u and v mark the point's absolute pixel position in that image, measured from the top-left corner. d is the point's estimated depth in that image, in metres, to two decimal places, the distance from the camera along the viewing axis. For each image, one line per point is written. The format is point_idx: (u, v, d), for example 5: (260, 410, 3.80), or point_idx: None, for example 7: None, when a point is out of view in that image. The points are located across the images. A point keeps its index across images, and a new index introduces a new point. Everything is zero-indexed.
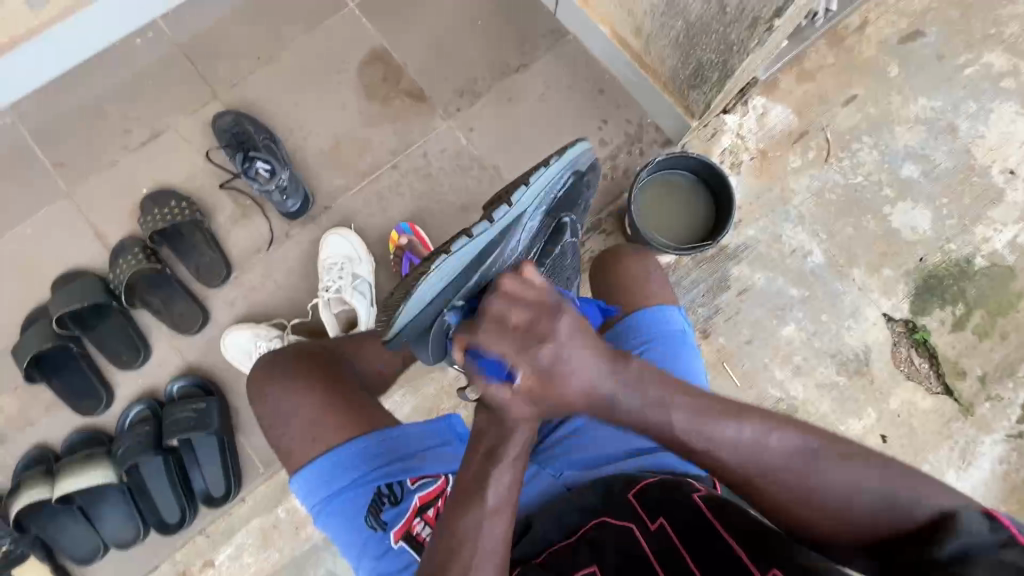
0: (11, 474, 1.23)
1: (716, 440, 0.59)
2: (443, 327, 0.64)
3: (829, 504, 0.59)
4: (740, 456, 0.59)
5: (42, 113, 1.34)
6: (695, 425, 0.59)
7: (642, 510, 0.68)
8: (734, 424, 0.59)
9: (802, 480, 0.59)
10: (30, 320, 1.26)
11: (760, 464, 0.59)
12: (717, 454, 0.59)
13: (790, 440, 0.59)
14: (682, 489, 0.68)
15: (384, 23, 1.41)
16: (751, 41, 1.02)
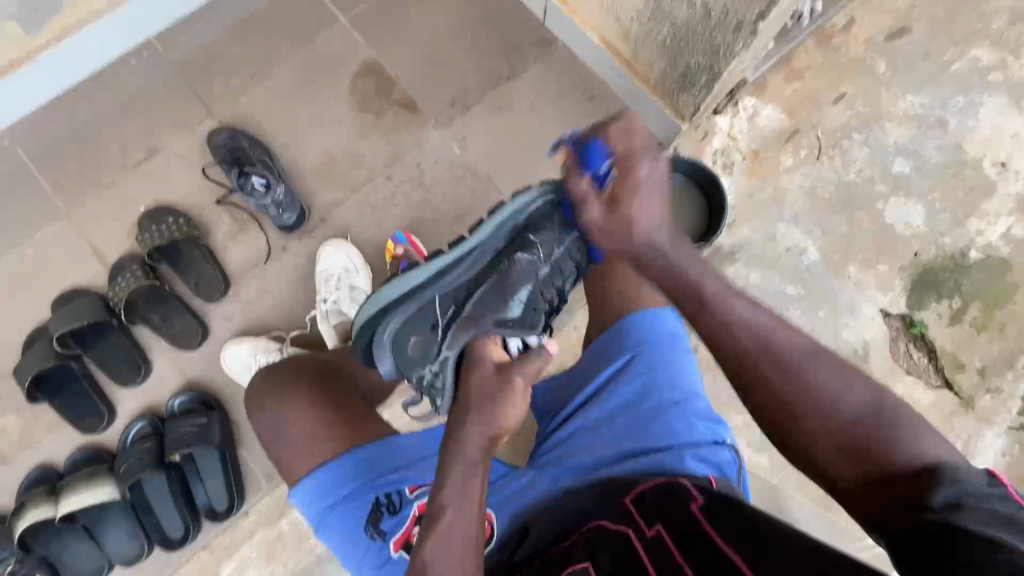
0: (15, 494, 1.23)
1: (731, 309, 0.64)
2: (382, 344, 0.75)
3: (822, 400, 0.62)
4: (747, 340, 0.64)
5: (40, 135, 1.36)
6: (719, 294, 0.65)
7: (638, 517, 0.68)
8: (747, 304, 0.65)
9: (799, 372, 0.62)
10: (31, 341, 1.26)
11: (765, 346, 0.63)
12: (730, 320, 0.64)
13: (792, 332, 0.64)
14: (680, 497, 0.68)
15: (375, 36, 1.43)
16: (737, 43, 1.03)
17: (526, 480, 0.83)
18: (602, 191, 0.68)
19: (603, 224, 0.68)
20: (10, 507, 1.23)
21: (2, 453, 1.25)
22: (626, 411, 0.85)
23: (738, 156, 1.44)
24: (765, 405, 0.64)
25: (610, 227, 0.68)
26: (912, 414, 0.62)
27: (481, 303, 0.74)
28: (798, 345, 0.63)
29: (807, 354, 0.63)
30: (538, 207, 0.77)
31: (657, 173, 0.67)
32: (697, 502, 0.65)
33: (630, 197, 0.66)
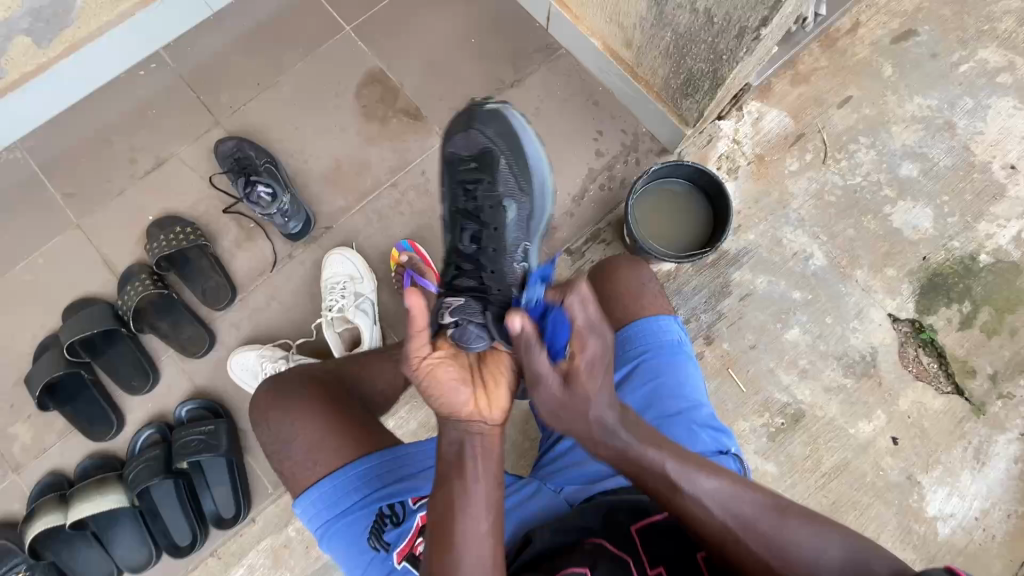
0: (26, 501, 1.24)
1: (693, 488, 0.65)
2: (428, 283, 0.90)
3: (794, 565, 0.62)
4: (717, 515, 0.64)
5: (52, 146, 1.38)
6: (683, 471, 0.66)
7: (643, 549, 0.68)
8: (710, 477, 0.66)
9: (775, 537, 0.63)
10: (42, 349, 1.28)
11: (737, 517, 0.64)
12: (692, 503, 0.65)
13: (757, 497, 0.65)
14: (686, 544, 0.69)
15: (380, 45, 1.44)
16: (740, 50, 1.03)
17: (528, 491, 0.82)
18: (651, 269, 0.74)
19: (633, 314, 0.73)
20: (20, 514, 1.25)
21: (14, 460, 1.26)
22: None
23: (743, 160, 1.43)
24: (744, 564, 0.63)
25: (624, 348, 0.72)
26: (868, 546, 0.62)
27: (463, 234, 0.86)
28: (761, 505, 0.65)
29: (773, 511, 0.65)
30: (475, 133, 0.90)
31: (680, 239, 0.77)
32: (703, 555, 0.68)
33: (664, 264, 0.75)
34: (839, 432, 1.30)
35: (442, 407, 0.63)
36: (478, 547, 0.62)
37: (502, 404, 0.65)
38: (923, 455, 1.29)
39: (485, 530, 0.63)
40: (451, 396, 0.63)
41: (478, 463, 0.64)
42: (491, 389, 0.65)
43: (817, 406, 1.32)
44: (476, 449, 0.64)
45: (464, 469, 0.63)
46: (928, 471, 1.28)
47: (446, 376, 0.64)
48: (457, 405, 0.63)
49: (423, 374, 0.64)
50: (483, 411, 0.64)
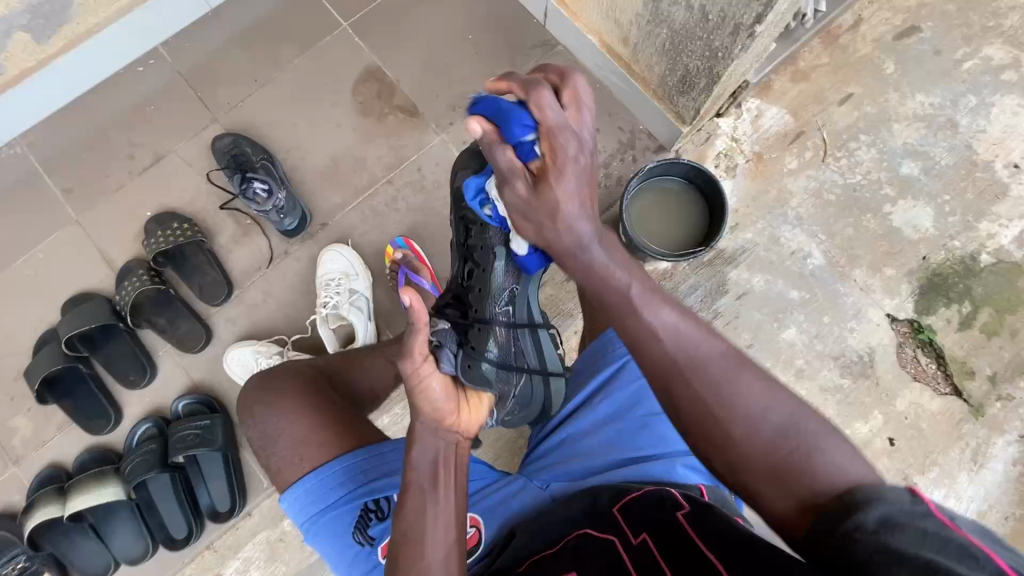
0: (26, 493, 1.26)
1: (652, 330, 0.64)
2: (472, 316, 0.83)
3: (739, 423, 0.61)
4: (666, 345, 0.63)
5: (51, 142, 1.39)
6: (644, 299, 0.64)
7: (625, 524, 0.68)
8: (673, 312, 0.64)
9: (729, 390, 0.62)
10: (41, 343, 1.29)
11: (688, 356, 0.63)
12: (653, 333, 0.63)
13: (712, 342, 0.63)
14: (666, 507, 0.67)
15: (377, 41, 1.44)
16: (735, 46, 1.02)
17: (513, 488, 0.83)
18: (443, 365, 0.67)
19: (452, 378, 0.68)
20: (20, 506, 1.26)
21: (14, 452, 1.28)
22: (617, 419, 0.86)
23: (742, 158, 1.41)
24: (688, 421, 0.63)
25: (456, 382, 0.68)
26: (831, 429, 0.59)
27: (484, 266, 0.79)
28: (719, 355, 0.63)
29: (730, 364, 0.63)
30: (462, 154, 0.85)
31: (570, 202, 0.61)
32: (684, 511, 0.65)
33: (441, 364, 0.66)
34: None
35: (430, 417, 0.66)
36: (440, 552, 0.64)
37: (479, 420, 0.70)
38: (920, 456, 1.28)
39: (451, 540, 0.65)
40: (439, 407, 0.66)
41: (452, 468, 0.68)
42: (473, 406, 0.70)
43: (813, 405, 1.31)
44: (447, 455, 0.68)
45: (438, 482, 0.66)
46: (925, 473, 1.27)
47: (439, 390, 0.66)
48: (443, 414, 0.67)
49: (412, 386, 0.65)
50: (466, 421, 0.69)
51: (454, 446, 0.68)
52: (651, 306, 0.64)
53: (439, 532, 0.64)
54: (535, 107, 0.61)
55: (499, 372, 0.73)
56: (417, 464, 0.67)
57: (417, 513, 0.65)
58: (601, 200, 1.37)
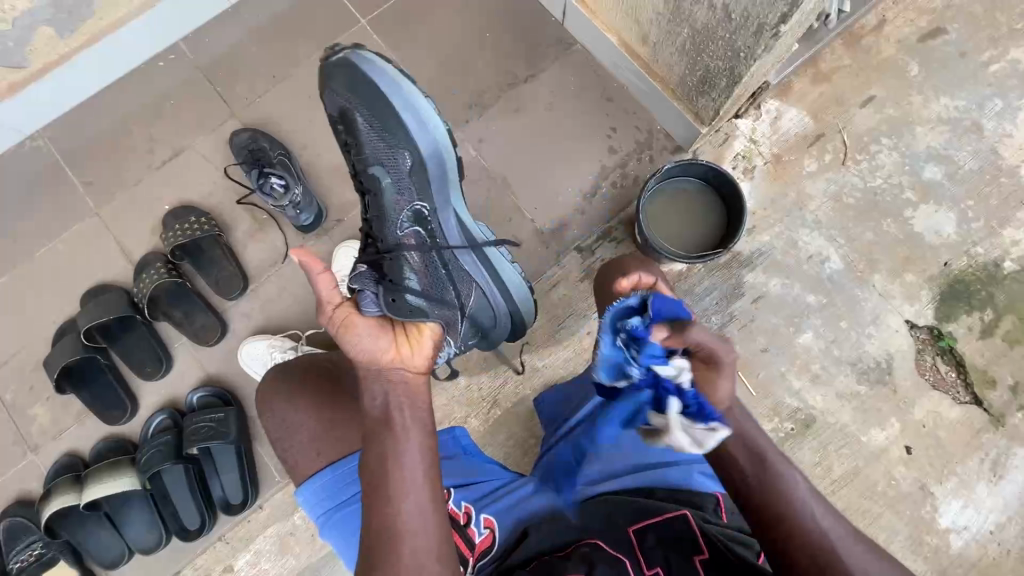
0: (43, 480, 1.28)
1: (803, 499, 0.64)
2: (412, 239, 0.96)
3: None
4: (801, 501, 0.64)
5: (73, 134, 1.41)
6: (778, 458, 0.67)
7: (639, 551, 0.68)
8: (799, 473, 0.66)
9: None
10: (60, 333, 1.31)
11: (823, 535, 0.62)
12: (797, 505, 0.64)
13: (834, 517, 0.64)
14: (683, 547, 0.67)
15: (395, 39, 1.44)
16: (758, 47, 1.00)
17: (526, 492, 0.81)
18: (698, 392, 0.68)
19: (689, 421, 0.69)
20: (37, 493, 1.28)
21: (32, 440, 1.30)
22: None
23: (760, 160, 1.40)
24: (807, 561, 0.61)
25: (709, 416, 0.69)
26: None
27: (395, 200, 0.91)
28: (839, 526, 0.64)
29: (847, 534, 0.64)
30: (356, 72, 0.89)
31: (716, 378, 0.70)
32: (701, 557, 0.66)
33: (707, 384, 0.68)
34: (851, 440, 1.28)
35: (365, 361, 0.69)
36: (415, 496, 0.64)
37: (423, 354, 0.72)
38: (937, 465, 1.26)
39: (427, 482, 0.65)
40: (374, 346, 0.69)
41: (408, 411, 0.67)
42: (413, 340, 0.72)
43: (829, 412, 1.29)
44: (398, 397, 0.68)
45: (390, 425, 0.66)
46: (943, 483, 1.25)
47: (372, 334, 0.70)
48: (378, 354, 0.69)
49: (339, 333, 0.71)
50: (407, 359, 0.70)
51: (403, 387, 0.68)
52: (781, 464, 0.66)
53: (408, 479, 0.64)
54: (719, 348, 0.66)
55: (427, 301, 0.77)
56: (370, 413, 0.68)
57: (387, 465, 0.64)
58: (616, 200, 1.36)
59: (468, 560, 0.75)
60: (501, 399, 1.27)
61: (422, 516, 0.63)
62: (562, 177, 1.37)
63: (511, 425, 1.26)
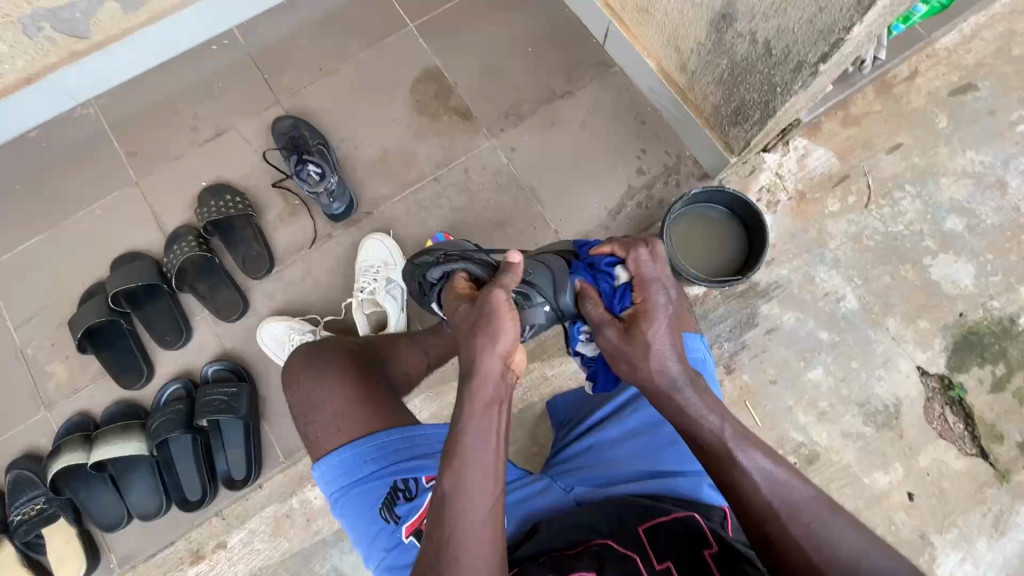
0: (53, 437, 1.30)
1: (750, 466, 0.65)
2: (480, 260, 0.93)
3: (835, 560, 0.60)
4: (765, 490, 0.64)
5: (123, 106, 1.46)
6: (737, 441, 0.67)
7: (651, 548, 0.67)
8: (767, 458, 0.66)
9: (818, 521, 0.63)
10: (87, 295, 1.35)
11: (784, 499, 0.64)
12: (744, 471, 0.65)
13: (801, 486, 0.65)
14: (693, 543, 0.67)
15: (440, 44, 1.49)
16: (795, 83, 1.03)
17: (537, 489, 0.83)
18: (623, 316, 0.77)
19: (619, 346, 0.74)
20: (46, 449, 1.30)
21: (47, 396, 1.32)
22: (645, 433, 0.87)
23: (785, 195, 1.42)
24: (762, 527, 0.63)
25: (625, 349, 0.74)
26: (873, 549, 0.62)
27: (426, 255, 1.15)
28: (807, 497, 0.64)
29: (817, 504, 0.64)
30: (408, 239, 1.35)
31: (654, 306, 0.75)
32: (711, 551, 0.65)
33: (642, 317, 0.74)
34: (852, 480, 1.28)
35: (509, 348, 0.67)
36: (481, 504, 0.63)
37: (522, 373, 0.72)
38: (938, 515, 1.25)
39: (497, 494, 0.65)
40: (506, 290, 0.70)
41: (484, 416, 0.65)
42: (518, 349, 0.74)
43: (833, 449, 1.30)
44: (475, 399, 0.65)
45: (495, 430, 0.65)
46: (942, 533, 1.24)
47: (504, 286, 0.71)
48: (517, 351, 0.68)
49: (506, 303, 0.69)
50: (492, 352, 0.66)
51: (498, 384, 0.66)
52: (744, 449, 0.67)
53: (480, 487, 0.63)
54: (634, 268, 0.79)
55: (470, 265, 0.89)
56: (482, 405, 0.65)
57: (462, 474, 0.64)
58: (640, 220, 1.39)
59: None
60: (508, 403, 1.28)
61: (485, 531, 0.62)
62: (588, 192, 1.40)
63: (515, 430, 1.27)
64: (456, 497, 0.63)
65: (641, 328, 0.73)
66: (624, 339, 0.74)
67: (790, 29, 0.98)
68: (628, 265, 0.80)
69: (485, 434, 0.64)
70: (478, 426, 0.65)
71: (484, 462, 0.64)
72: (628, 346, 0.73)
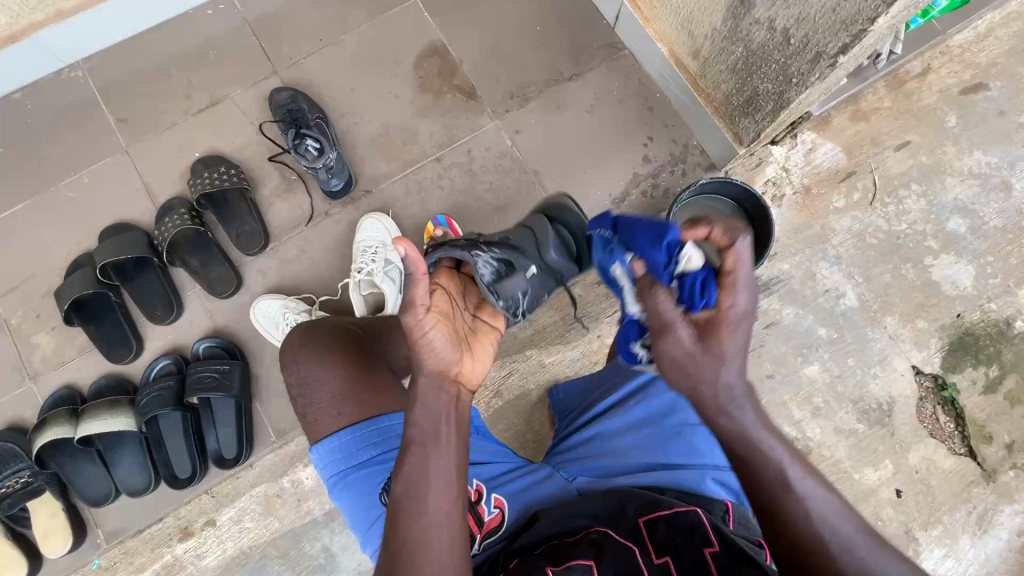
0: (38, 409, 1.27)
1: (804, 492, 0.62)
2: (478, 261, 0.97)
3: None
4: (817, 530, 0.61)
5: (113, 70, 1.40)
6: (788, 471, 0.62)
7: (650, 541, 0.68)
8: (815, 483, 0.63)
9: (859, 551, 0.60)
10: (74, 266, 1.30)
11: (834, 533, 0.61)
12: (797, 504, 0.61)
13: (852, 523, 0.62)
14: (694, 537, 0.67)
15: (446, 19, 1.44)
16: (812, 75, 1.01)
17: (538, 477, 0.84)
18: (696, 321, 0.61)
19: (678, 357, 0.60)
20: (31, 422, 1.28)
21: (32, 368, 1.29)
22: (649, 424, 0.87)
23: (790, 189, 1.40)
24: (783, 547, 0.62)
25: (682, 364, 0.61)
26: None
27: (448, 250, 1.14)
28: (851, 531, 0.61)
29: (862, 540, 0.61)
30: None
31: (740, 312, 0.61)
32: (712, 549, 0.65)
33: (722, 333, 0.60)
34: (843, 475, 1.29)
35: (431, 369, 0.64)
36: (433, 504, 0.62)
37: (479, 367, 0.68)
38: (924, 512, 1.27)
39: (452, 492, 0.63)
40: (416, 309, 0.61)
41: (436, 426, 0.63)
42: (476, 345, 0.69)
43: (825, 445, 1.30)
44: (420, 413, 0.64)
45: (441, 432, 0.63)
46: (928, 529, 1.26)
47: (418, 298, 0.61)
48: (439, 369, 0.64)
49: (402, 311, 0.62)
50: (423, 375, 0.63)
51: (432, 396, 0.64)
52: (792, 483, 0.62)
53: (436, 479, 0.63)
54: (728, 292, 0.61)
55: None
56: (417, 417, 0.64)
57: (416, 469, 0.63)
58: (644, 209, 1.37)
59: (475, 536, 0.77)
60: (504, 390, 1.27)
61: (443, 539, 0.62)
62: (592, 178, 1.38)
63: (510, 417, 1.26)
64: (409, 499, 0.62)
65: (718, 337, 0.59)
66: (699, 350, 0.60)
67: (810, 18, 0.95)
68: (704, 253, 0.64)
69: (436, 431, 0.64)
70: (425, 423, 0.64)
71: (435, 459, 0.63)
72: (694, 363, 0.60)
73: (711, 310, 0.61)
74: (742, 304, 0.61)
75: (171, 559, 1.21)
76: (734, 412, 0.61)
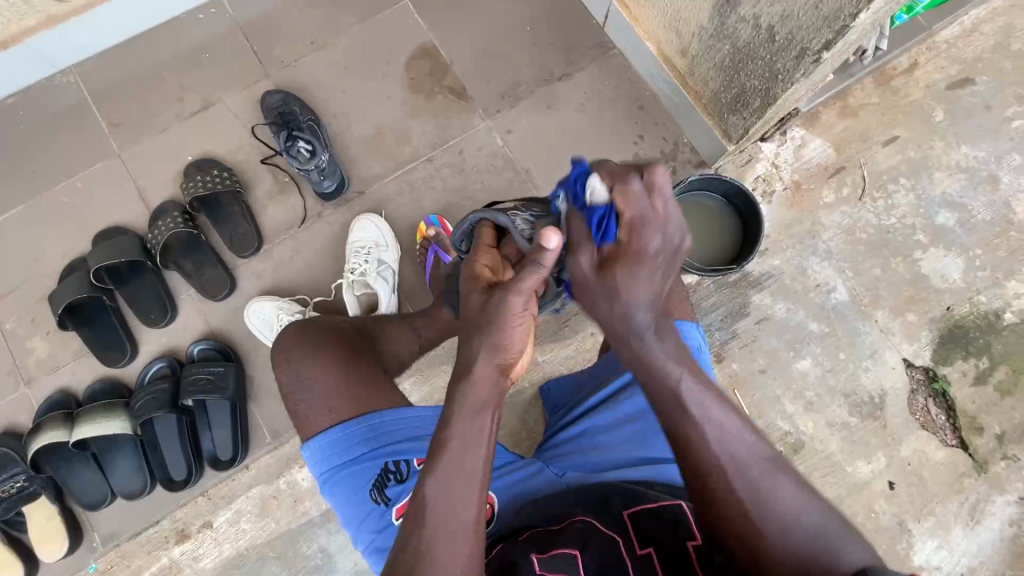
0: (33, 414, 1.28)
1: (700, 414, 0.63)
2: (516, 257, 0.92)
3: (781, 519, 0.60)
4: (714, 450, 0.62)
5: (105, 75, 1.40)
6: (690, 393, 0.63)
7: (633, 532, 0.70)
8: (723, 409, 0.63)
9: (763, 482, 0.61)
10: (67, 271, 1.31)
11: (733, 457, 0.62)
12: (699, 426, 0.62)
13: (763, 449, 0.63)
14: (677, 530, 0.68)
15: (436, 20, 1.45)
16: (797, 71, 1.02)
17: (529, 471, 0.84)
18: (601, 248, 0.65)
19: (584, 278, 0.65)
20: (26, 426, 1.28)
21: (27, 373, 1.29)
22: (639, 417, 0.87)
23: (780, 185, 1.42)
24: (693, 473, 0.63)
25: (585, 284, 0.65)
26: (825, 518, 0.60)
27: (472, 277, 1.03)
28: (758, 454, 0.63)
29: (767, 465, 0.62)
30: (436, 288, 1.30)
31: (647, 247, 0.63)
32: (694, 543, 0.66)
33: (622, 258, 0.63)
34: (836, 468, 1.30)
35: (493, 356, 0.64)
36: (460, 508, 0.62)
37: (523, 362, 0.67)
38: (917, 503, 1.27)
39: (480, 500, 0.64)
40: (520, 294, 0.63)
41: (477, 422, 0.64)
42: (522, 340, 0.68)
43: (818, 439, 1.31)
44: (467, 405, 0.64)
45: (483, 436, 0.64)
46: (920, 521, 1.27)
47: (528, 285, 0.63)
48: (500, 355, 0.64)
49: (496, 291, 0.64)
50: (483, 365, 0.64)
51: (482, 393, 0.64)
52: (700, 402, 0.63)
53: (464, 485, 0.63)
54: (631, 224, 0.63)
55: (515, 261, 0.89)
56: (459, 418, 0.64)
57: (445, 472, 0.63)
58: None
59: None
60: None
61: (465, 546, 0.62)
62: None
63: (505, 414, 1.27)
64: (436, 503, 0.62)
65: (614, 270, 0.63)
66: (593, 277, 0.64)
67: (794, 15, 0.96)
68: (612, 187, 0.63)
69: (477, 437, 0.64)
70: (468, 428, 0.64)
71: (466, 461, 0.63)
72: (596, 287, 0.64)
73: (615, 240, 0.64)
74: (657, 239, 0.63)
75: (168, 561, 1.21)
76: (638, 343, 0.64)
